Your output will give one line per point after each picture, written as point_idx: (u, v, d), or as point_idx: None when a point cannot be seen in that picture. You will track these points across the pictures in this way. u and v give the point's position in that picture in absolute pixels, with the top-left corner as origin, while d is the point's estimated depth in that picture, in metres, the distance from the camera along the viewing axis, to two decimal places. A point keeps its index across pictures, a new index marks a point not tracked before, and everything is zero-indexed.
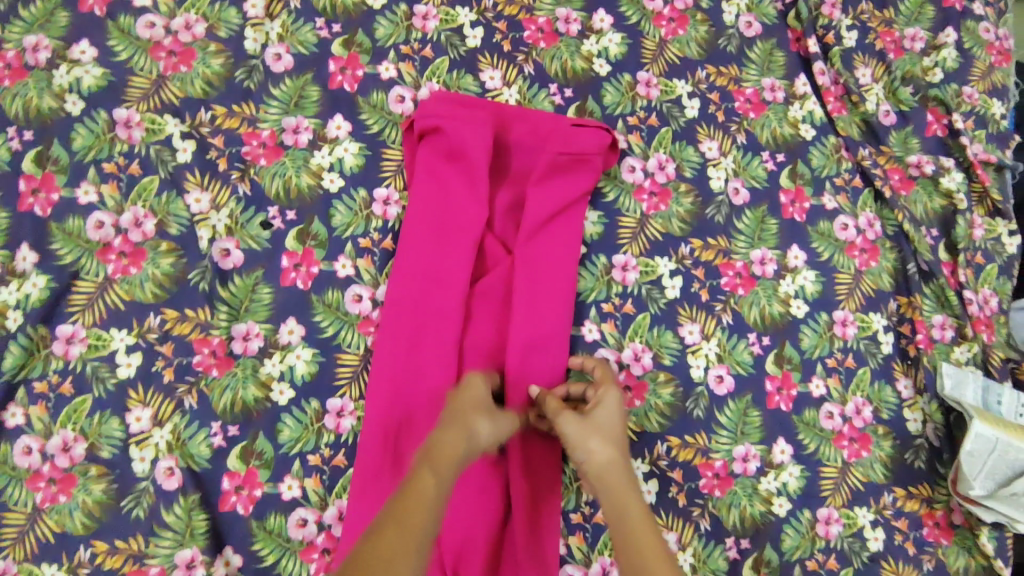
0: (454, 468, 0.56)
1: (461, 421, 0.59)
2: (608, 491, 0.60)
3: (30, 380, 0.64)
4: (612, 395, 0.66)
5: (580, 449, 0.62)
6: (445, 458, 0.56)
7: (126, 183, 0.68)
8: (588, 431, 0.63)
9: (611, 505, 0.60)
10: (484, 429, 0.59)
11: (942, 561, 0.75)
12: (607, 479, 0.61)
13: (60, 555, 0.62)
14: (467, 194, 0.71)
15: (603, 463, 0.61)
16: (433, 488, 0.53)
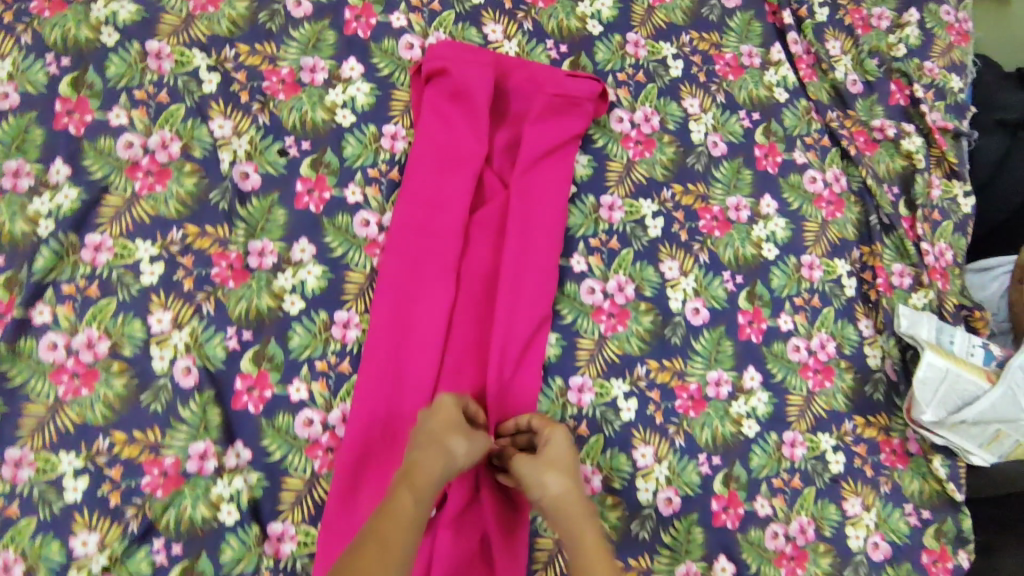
0: (430, 487, 0.61)
1: (438, 443, 0.63)
2: (567, 526, 0.63)
3: (59, 283, 0.69)
4: (559, 433, 0.69)
5: (534, 490, 0.65)
6: (423, 480, 0.61)
7: (154, 109, 0.74)
8: (539, 471, 0.65)
9: (570, 539, 0.63)
10: (459, 447, 0.64)
11: (896, 484, 0.82)
12: (563, 511, 0.64)
13: (81, 443, 0.67)
14: (468, 132, 0.78)
15: (558, 498, 0.64)
16: (411, 505, 0.60)
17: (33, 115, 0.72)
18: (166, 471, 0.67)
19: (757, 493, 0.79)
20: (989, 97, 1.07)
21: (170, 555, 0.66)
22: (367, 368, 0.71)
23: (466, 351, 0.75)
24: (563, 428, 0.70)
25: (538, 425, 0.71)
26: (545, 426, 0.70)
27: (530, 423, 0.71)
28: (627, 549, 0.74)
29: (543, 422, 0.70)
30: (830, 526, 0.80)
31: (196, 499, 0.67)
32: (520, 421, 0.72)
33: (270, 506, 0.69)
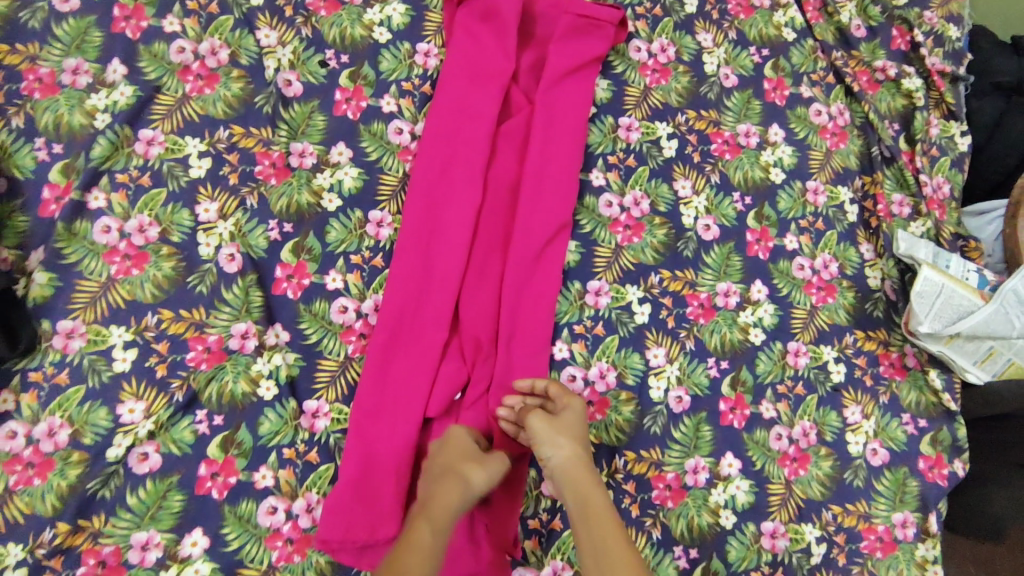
0: (451, 520, 0.63)
1: (454, 473, 0.65)
2: (574, 487, 0.67)
3: (113, 172, 0.74)
4: (576, 401, 0.72)
5: (546, 446, 0.68)
6: (439, 509, 0.63)
7: (205, 19, 0.80)
8: (551, 433, 0.69)
9: (578, 504, 0.65)
10: (477, 477, 0.66)
11: (894, 394, 0.86)
12: (572, 476, 0.67)
13: (130, 318, 0.71)
14: (496, 49, 0.83)
15: (567, 459, 0.68)
16: (429, 539, 0.61)
17: (92, 19, 0.77)
18: (210, 348, 0.71)
19: (762, 397, 0.83)
20: (989, 62, 1.10)
21: (212, 425, 0.70)
22: (398, 260, 0.76)
23: (491, 252, 0.79)
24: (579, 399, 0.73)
25: (555, 392, 0.72)
26: (562, 394, 0.72)
27: (547, 388, 0.72)
28: (640, 442, 0.78)
29: (560, 389, 0.72)
30: (832, 431, 0.84)
31: (236, 375, 0.71)
32: (537, 384, 0.72)
33: (306, 385, 0.73)
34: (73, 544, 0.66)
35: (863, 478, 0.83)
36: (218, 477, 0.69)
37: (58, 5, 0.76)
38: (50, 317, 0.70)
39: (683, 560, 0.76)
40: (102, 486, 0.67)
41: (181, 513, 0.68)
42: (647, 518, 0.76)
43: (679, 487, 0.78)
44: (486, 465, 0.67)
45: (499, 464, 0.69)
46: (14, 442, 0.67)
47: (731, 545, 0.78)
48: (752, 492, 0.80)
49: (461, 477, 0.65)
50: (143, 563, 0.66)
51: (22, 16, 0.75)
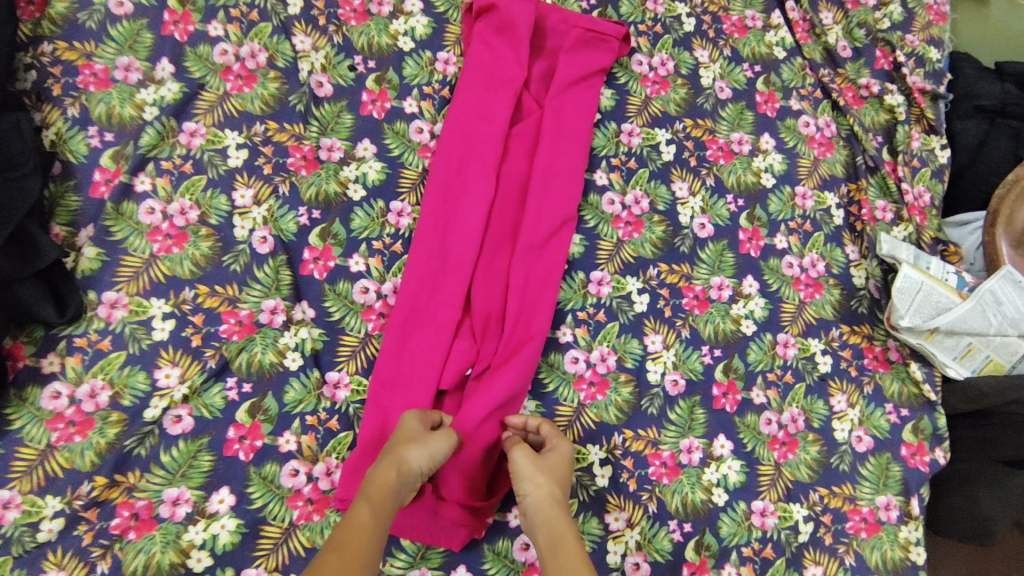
0: (391, 497, 0.63)
1: (393, 453, 0.66)
2: (547, 527, 0.66)
3: (159, 159, 0.81)
4: (566, 445, 0.73)
5: (525, 483, 0.69)
6: (378, 491, 0.63)
7: (246, 25, 0.87)
8: (531, 471, 0.69)
9: (549, 541, 0.65)
10: (414, 459, 0.65)
11: (878, 385, 0.92)
12: (546, 515, 0.67)
13: (169, 292, 0.77)
14: (510, 58, 0.91)
15: (542, 499, 0.68)
16: (369, 520, 0.61)
17: (144, 22, 0.84)
18: (241, 321, 0.77)
19: (753, 384, 0.88)
20: (972, 86, 1.16)
21: (241, 392, 0.75)
22: (416, 247, 0.82)
23: (500, 241, 0.86)
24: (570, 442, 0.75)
25: (547, 432, 0.75)
26: (553, 435, 0.74)
27: (540, 428, 0.75)
28: (637, 421, 0.83)
29: (552, 430, 0.75)
30: (819, 418, 0.89)
31: (265, 346, 0.77)
32: (530, 423, 0.76)
33: (328, 357, 0.79)
34: (108, 497, 0.70)
35: (848, 463, 0.87)
36: (245, 440, 0.74)
37: (113, 8, 0.84)
38: (95, 289, 0.76)
39: (677, 534, 0.80)
40: (138, 444, 0.72)
41: (209, 472, 0.73)
42: (644, 493, 0.81)
43: (674, 465, 0.83)
44: (426, 443, 0.67)
45: (441, 444, 0.69)
46: (58, 402, 0.72)
47: (723, 521, 0.82)
48: (743, 472, 0.84)
49: (397, 458, 0.65)
50: (173, 517, 0.71)
51: (80, 17, 0.82)
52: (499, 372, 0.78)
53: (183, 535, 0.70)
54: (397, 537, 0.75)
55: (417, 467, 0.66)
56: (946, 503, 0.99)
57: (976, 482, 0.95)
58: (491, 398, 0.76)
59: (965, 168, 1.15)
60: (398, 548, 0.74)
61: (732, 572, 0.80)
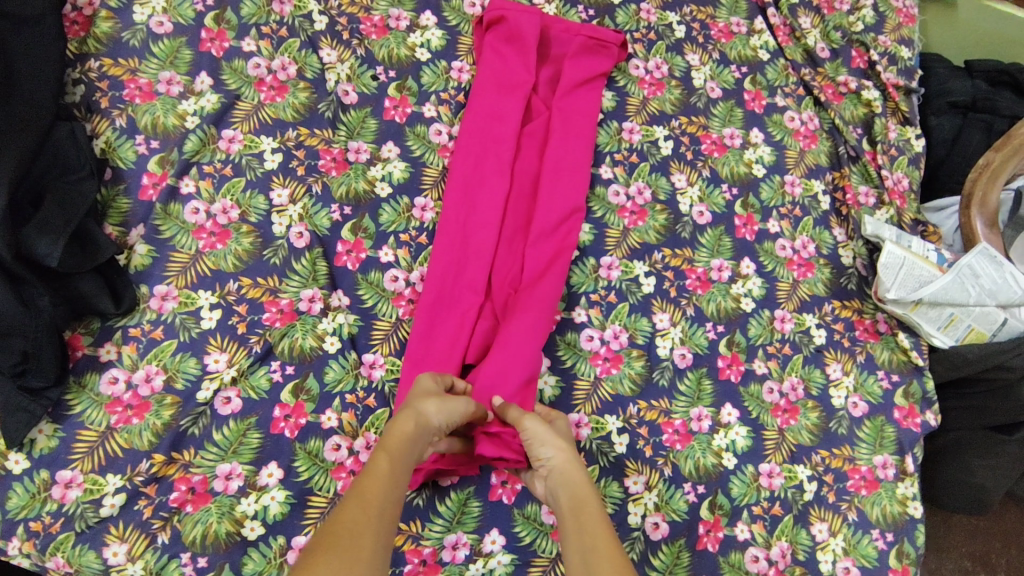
0: (406, 448, 0.65)
1: (410, 407, 0.69)
2: (568, 490, 0.67)
3: (201, 164, 0.87)
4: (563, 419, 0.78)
5: (546, 446, 0.71)
6: (396, 442, 0.65)
7: (277, 41, 0.95)
8: (550, 436, 0.72)
9: (570, 502, 0.66)
10: (434, 413, 0.70)
11: (869, 355, 0.99)
12: (565, 479, 0.69)
13: (214, 284, 0.83)
14: (519, 64, 0.99)
15: (561, 463, 0.70)
16: (387, 467, 0.62)
17: (183, 39, 0.91)
18: (283, 309, 0.84)
19: (755, 356, 0.95)
20: (944, 85, 1.26)
21: (284, 374, 0.81)
22: (441, 236, 0.89)
23: (517, 227, 0.93)
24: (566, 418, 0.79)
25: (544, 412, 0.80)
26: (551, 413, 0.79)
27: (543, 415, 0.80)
28: (650, 392, 0.89)
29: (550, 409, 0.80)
30: (817, 386, 0.96)
31: (305, 332, 0.83)
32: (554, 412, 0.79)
33: (364, 340, 0.85)
34: (166, 473, 0.76)
35: (846, 426, 0.94)
36: (290, 418, 0.80)
37: (154, 27, 0.91)
38: (147, 283, 0.82)
39: (692, 495, 0.86)
40: (192, 424, 0.78)
41: (259, 448, 0.78)
42: (659, 458, 0.87)
43: (685, 432, 0.89)
44: (445, 400, 0.72)
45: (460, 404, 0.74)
46: (116, 387, 0.78)
47: (734, 483, 0.88)
48: (750, 437, 0.90)
49: (415, 411, 0.69)
50: (227, 490, 0.76)
51: (124, 36, 0.89)
52: (518, 333, 0.84)
53: (237, 506, 0.76)
54: (434, 504, 0.80)
55: (433, 419, 0.70)
56: (940, 477, 1.10)
57: (969, 452, 1.05)
58: (513, 356, 0.83)
59: (941, 162, 1.25)
60: (436, 513, 0.79)
61: (744, 529, 0.86)
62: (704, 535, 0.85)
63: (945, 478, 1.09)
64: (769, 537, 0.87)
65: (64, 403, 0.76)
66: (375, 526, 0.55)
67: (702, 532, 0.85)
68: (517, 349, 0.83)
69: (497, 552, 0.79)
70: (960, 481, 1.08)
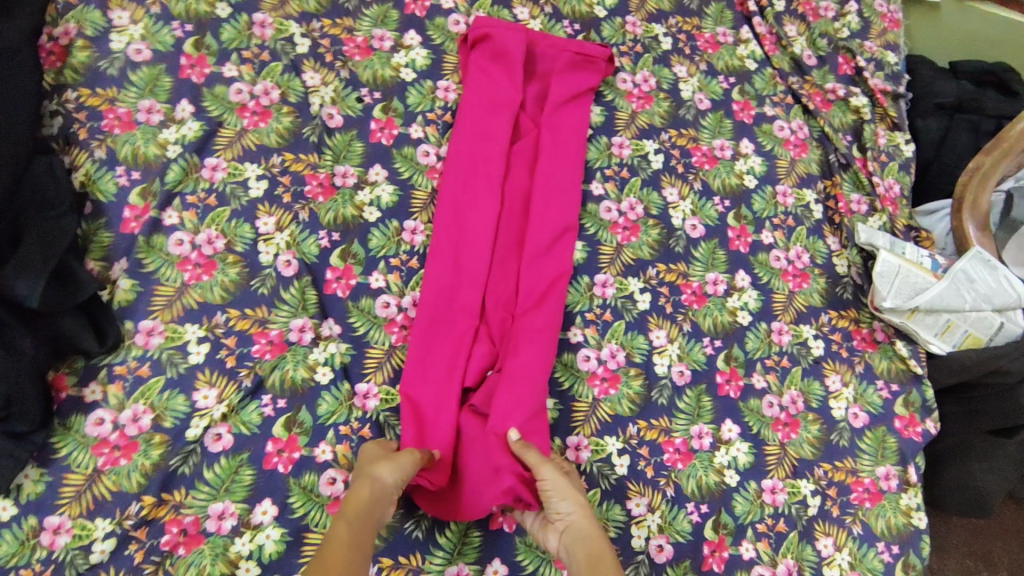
0: (365, 513, 0.64)
1: (366, 475, 0.68)
2: (586, 547, 0.67)
3: (184, 194, 0.85)
4: (575, 473, 0.78)
5: (566, 500, 0.71)
6: (355, 509, 0.64)
7: (259, 65, 0.94)
8: (569, 490, 0.71)
9: (589, 558, 0.65)
10: (386, 474, 0.68)
11: (868, 364, 0.99)
12: (582, 534, 0.68)
13: (202, 317, 0.81)
14: (506, 82, 0.99)
15: (576, 519, 0.69)
16: (347, 535, 0.61)
17: (163, 67, 0.90)
18: (272, 340, 0.82)
19: (753, 370, 0.94)
20: (930, 85, 1.26)
21: (276, 408, 0.80)
22: (433, 258, 0.88)
23: (509, 247, 0.91)
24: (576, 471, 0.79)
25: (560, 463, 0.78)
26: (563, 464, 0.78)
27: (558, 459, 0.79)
28: (649, 411, 0.88)
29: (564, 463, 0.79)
30: (816, 399, 0.95)
31: (296, 363, 0.82)
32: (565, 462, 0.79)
33: (357, 370, 0.84)
34: (157, 515, 0.73)
35: (847, 438, 0.93)
36: (284, 452, 0.78)
37: (133, 55, 0.89)
38: (132, 318, 0.80)
39: (695, 515, 0.85)
40: (183, 463, 0.76)
41: (251, 486, 0.76)
42: (661, 478, 0.85)
43: (686, 450, 0.87)
44: (394, 459, 0.71)
45: (407, 457, 0.72)
46: (102, 428, 0.76)
47: (737, 501, 0.87)
48: (751, 452, 0.89)
49: (368, 475, 0.67)
50: (220, 530, 0.74)
51: (102, 65, 0.87)
52: (520, 361, 0.82)
53: (231, 547, 0.74)
54: (433, 535, 0.78)
55: (388, 481, 0.68)
56: (944, 481, 1.06)
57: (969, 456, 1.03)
58: (515, 382, 0.81)
59: (930, 163, 1.24)
60: (436, 545, 0.78)
61: (749, 548, 0.85)
62: (709, 556, 0.83)
63: (948, 481, 1.06)
64: (774, 555, 0.85)
65: (49, 446, 0.74)
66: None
67: (707, 552, 0.83)
68: (519, 371, 0.82)
69: None
70: (962, 485, 1.04)
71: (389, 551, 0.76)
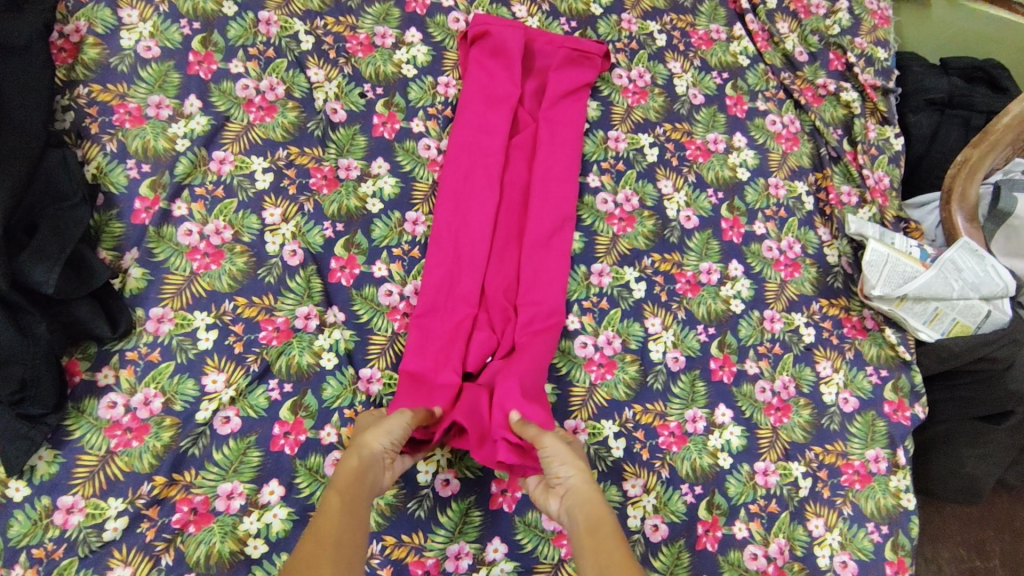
0: (356, 481, 0.66)
1: (357, 445, 0.70)
2: (585, 505, 0.67)
3: (192, 185, 0.88)
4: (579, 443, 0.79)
5: (566, 465, 0.72)
6: (345, 478, 0.66)
7: (265, 62, 0.96)
8: (570, 456, 0.73)
9: (588, 518, 0.65)
10: (374, 441, 0.70)
11: (858, 351, 1.01)
12: (582, 495, 0.69)
13: (210, 305, 0.84)
14: (505, 78, 1.01)
15: (576, 482, 0.70)
16: (338, 503, 0.62)
17: (171, 63, 0.92)
18: (279, 327, 0.85)
19: (746, 357, 0.97)
20: (921, 82, 1.29)
21: (282, 392, 0.82)
22: (434, 249, 0.91)
23: (509, 237, 0.95)
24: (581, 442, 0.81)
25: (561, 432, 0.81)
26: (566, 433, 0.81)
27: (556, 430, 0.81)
28: (645, 396, 0.91)
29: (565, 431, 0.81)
30: (808, 384, 0.97)
31: (302, 348, 0.84)
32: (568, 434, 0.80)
33: (361, 355, 0.86)
34: (167, 495, 0.76)
35: (838, 422, 0.96)
36: (290, 435, 0.81)
37: (142, 52, 0.92)
38: (142, 306, 0.82)
39: (690, 496, 0.87)
40: (192, 444, 0.78)
41: (259, 467, 0.79)
42: (656, 461, 0.88)
43: (681, 434, 0.90)
44: (381, 424, 0.73)
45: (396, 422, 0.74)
46: (114, 411, 0.78)
47: (730, 482, 0.89)
48: (744, 436, 0.92)
49: (357, 445, 0.70)
50: (229, 509, 0.76)
51: (113, 62, 0.90)
52: (523, 350, 0.85)
53: (239, 525, 0.76)
54: (435, 515, 0.80)
55: (378, 447, 0.71)
56: (934, 468, 1.11)
57: (955, 442, 1.07)
58: (517, 368, 0.83)
59: (921, 158, 1.27)
60: (438, 524, 0.80)
61: (742, 528, 0.87)
62: (703, 535, 0.86)
63: (938, 468, 1.11)
64: (767, 534, 0.88)
65: (63, 429, 0.76)
66: (332, 555, 0.56)
67: (701, 532, 0.86)
68: (522, 356, 0.85)
69: (500, 560, 0.80)
70: (951, 471, 1.10)
71: (392, 530, 0.78)
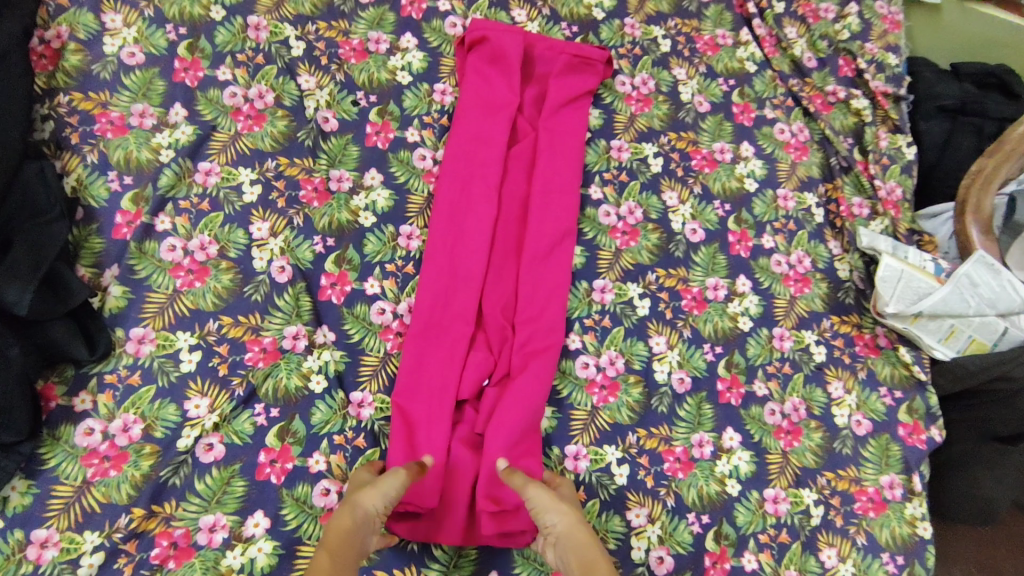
0: (347, 542, 0.62)
1: (348, 502, 0.66)
2: (577, 550, 0.64)
3: (177, 199, 0.84)
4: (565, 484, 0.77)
5: (550, 512, 0.68)
6: (337, 539, 0.61)
7: (253, 69, 0.93)
8: (552, 501, 0.69)
9: (582, 564, 0.62)
10: (369, 501, 0.66)
11: (870, 370, 0.97)
12: (574, 540, 0.65)
13: (194, 324, 0.80)
14: (503, 85, 0.98)
15: (564, 528, 0.66)
16: (328, 564, 0.58)
17: (156, 70, 0.88)
18: (266, 348, 0.81)
19: (755, 377, 0.93)
20: (932, 88, 1.24)
21: (269, 417, 0.78)
22: (429, 264, 0.87)
23: (507, 253, 0.91)
24: (569, 481, 0.78)
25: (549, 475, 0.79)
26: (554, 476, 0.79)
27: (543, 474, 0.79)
28: (649, 419, 0.87)
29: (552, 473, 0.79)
30: (819, 406, 0.93)
31: (290, 371, 0.80)
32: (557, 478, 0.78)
33: (352, 378, 0.82)
34: (146, 528, 0.72)
35: (850, 446, 0.92)
36: (276, 463, 0.77)
37: (125, 59, 0.88)
38: (123, 326, 0.78)
39: (697, 525, 0.83)
40: (173, 474, 0.74)
41: (243, 497, 0.75)
42: (661, 488, 0.84)
43: (687, 459, 0.86)
44: (378, 484, 0.68)
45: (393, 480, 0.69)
46: (91, 438, 0.74)
47: (738, 511, 0.85)
48: (753, 461, 0.88)
49: (350, 501, 0.65)
50: (211, 543, 0.72)
51: (94, 69, 0.86)
52: (520, 375, 0.82)
53: (222, 560, 0.72)
54: (429, 548, 0.77)
55: (372, 508, 0.66)
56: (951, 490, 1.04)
57: (970, 463, 1.01)
58: (514, 395, 0.80)
59: (933, 167, 1.23)
60: (431, 558, 0.77)
61: (751, 559, 0.83)
62: (710, 568, 0.82)
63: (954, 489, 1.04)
64: (777, 566, 0.84)
65: (37, 457, 0.72)
66: None
67: (708, 564, 0.82)
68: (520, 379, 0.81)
69: None
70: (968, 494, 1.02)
71: (383, 564, 0.75)
